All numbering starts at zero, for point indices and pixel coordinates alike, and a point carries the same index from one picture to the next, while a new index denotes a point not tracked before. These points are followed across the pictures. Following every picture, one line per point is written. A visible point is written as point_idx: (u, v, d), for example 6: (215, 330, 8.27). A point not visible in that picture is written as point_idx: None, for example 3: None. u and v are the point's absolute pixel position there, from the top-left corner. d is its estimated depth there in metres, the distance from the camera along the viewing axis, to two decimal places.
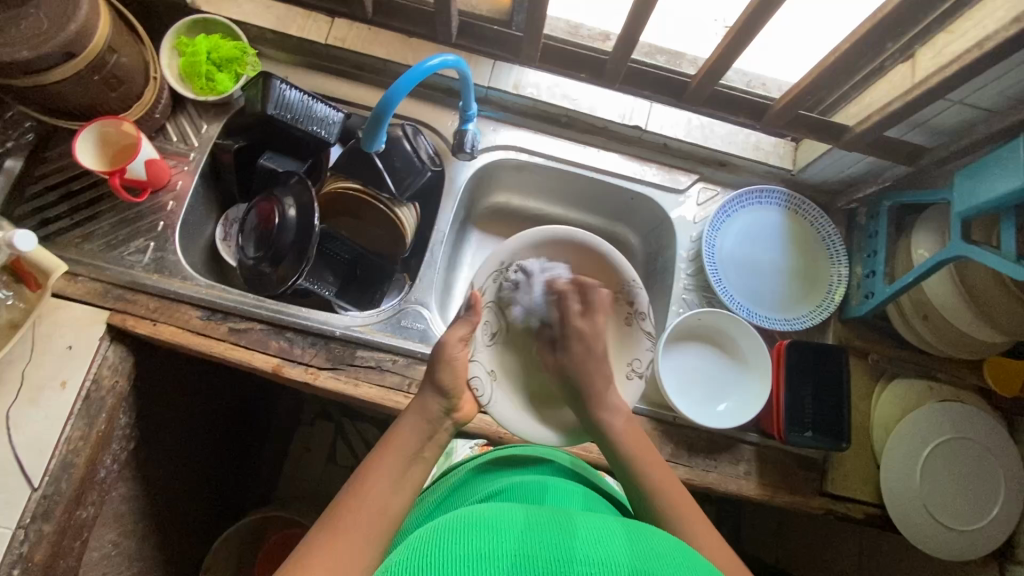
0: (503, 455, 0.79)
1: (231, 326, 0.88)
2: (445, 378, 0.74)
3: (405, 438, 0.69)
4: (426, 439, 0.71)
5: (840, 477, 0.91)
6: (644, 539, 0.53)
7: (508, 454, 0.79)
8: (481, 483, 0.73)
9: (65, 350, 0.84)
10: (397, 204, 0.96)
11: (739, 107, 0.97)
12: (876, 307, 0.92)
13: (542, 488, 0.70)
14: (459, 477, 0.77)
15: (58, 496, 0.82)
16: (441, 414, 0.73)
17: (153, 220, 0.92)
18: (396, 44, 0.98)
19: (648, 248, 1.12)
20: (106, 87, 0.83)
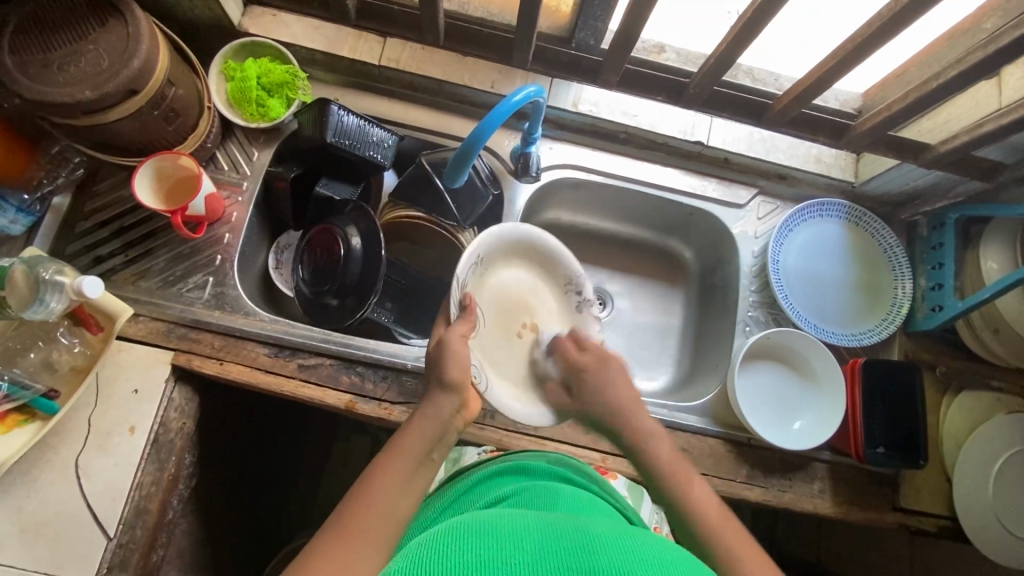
0: (515, 463, 0.76)
1: (300, 363, 0.86)
2: (452, 372, 0.70)
3: (416, 441, 0.66)
4: (436, 442, 0.67)
5: (912, 491, 0.92)
6: (619, 538, 0.52)
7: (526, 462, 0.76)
8: (496, 486, 0.71)
9: (131, 395, 0.82)
10: (460, 229, 0.94)
11: (819, 128, 0.95)
12: (947, 320, 0.91)
13: (554, 492, 0.67)
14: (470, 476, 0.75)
15: (133, 544, 0.80)
16: (452, 415, 0.70)
17: (210, 254, 0.90)
18: (452, 64, 0.95)
19: (703, 261, 1.11)
20: (164, 121, 0.80)
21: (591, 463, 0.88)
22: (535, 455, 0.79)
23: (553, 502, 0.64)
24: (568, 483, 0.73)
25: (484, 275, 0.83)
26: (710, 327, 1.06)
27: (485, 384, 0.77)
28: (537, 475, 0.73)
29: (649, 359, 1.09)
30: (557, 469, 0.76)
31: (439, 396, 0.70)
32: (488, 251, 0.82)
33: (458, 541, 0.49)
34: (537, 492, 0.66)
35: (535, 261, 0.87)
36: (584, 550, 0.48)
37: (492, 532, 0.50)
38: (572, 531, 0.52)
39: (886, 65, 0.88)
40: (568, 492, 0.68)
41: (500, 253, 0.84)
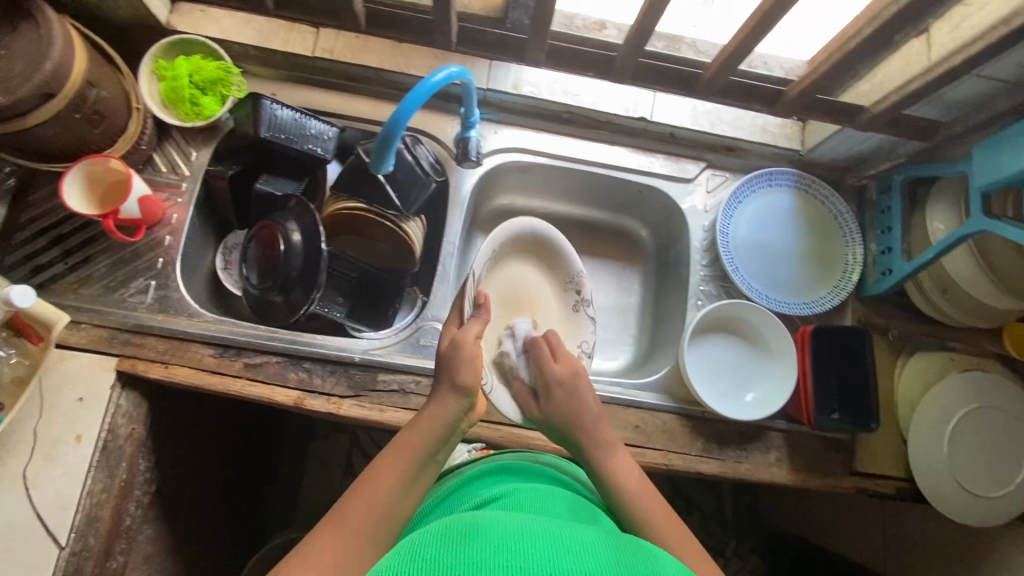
0: (504, 463, 0.75)
1: (247, 361, 0.85)
2: (468, 377, 0.70)
3: (417, 442, 0.66)
4: (439, 442, 0.68)
5: (869, 455, 0.92)
6: (611, 543, 0.52)
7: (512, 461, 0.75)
8: (480, 484, 0.70)
9: (76, 403, 0.82)
10: (404, 219, 0.93)
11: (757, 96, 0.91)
12: (896, 283, 0.91)
13: (539, 493, 0.66)
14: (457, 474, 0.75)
15: (87, 551, 0.80)
16: (461, 413, 0.69)
17: (151, 258, 0.89)
18: (387, 52, 0.94)
19: (658, 239, 1.11)
20: (88, 124, 0.79)
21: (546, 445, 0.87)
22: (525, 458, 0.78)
23: (534, 502, 0.64)
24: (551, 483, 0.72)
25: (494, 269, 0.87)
26: (666, 305, 1.06)
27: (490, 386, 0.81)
28: (522, 474, 0.72)
29: (609, 340, 1.09)
30: (539, 468, 0.75)
31: (447, 395, 0.69)
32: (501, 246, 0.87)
33: (457, 543, 0.48)
34: (518, 490, 0.66)
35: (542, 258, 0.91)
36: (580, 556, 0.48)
37: (488, 530, 0.50)
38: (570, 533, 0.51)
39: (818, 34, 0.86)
40: (552, 492, 0.68)
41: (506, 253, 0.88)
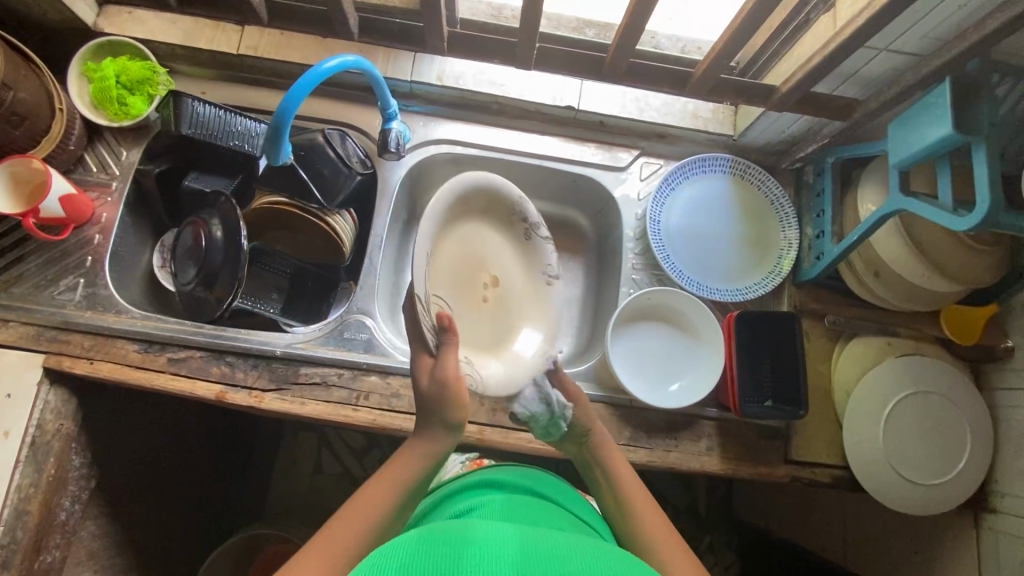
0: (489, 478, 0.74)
1: (170, 356, 0.86)
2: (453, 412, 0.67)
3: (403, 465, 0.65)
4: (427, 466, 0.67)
5: (804, 443, 0.90)
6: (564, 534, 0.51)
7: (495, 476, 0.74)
8: (458, 498, 0.70)
9: (3, 400, 0.83)
10: (329, 212, 0.93)
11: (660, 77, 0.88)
12: (826, 268, 0.89)
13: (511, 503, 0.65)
14: (445, 488, 0.74)
15: (15, 544, 0.82)
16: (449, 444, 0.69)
17: (81, 256, 0.90)
18: (310, 47, 0.94)
19: (598, 228, 1.10)
20: (7, 125, 0.80)
21: (468, 436, 0.86)
22: (518, 473, 0.76)
23: (511, 512, 0.62)
24: (533, 495, 0.71)
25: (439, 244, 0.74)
26: (605, 295, 1.05)
27: (479, 381, 0.75)
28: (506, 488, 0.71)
29: None
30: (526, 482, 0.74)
31: (438, 431, 0.68)
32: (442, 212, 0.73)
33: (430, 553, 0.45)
34: (495, 503, 0.65)
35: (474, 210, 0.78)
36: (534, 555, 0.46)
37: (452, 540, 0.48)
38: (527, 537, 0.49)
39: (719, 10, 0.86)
40: (531, 503, 0.67)
41: (456, 210, 0.76)
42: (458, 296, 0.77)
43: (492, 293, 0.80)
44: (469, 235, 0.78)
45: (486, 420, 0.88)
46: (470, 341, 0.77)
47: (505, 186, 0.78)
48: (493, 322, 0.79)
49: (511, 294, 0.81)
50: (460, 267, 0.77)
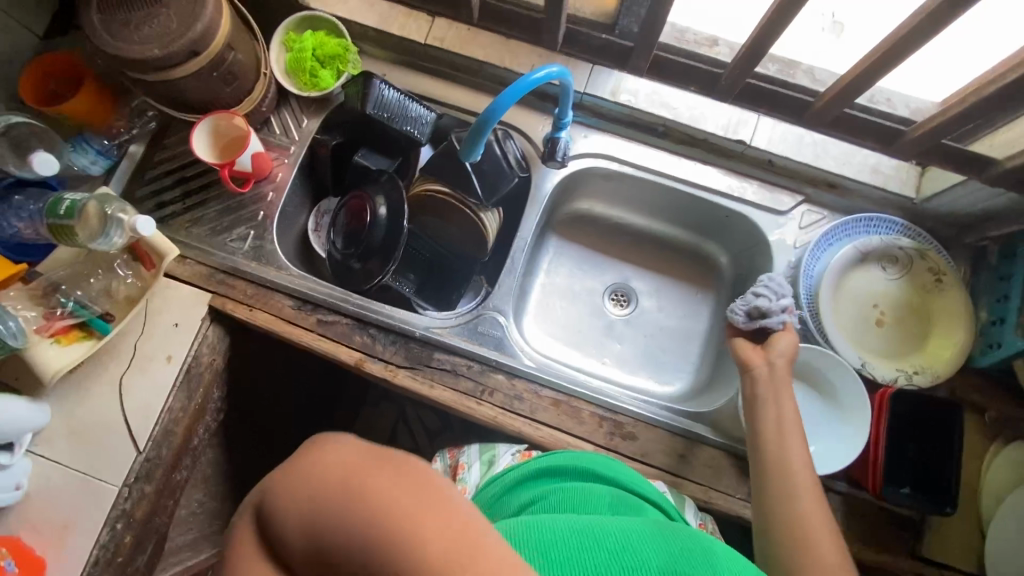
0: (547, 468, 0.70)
1: (320, 318, 0.91)
2: None
3: None
4: None
5: (936, 541, 0.84)
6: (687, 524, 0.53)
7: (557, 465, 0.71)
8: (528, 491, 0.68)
9: (172, 327, 0.91)
10: (483, 209, 0.96)
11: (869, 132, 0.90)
12: (1003, 359, 0.83)
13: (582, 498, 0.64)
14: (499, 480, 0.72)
15: (158, 460, 0.89)
16: None
17: (254, 210, 0.97)
18: (495, 47, 0.98)
19: (737, 269, 1.06)
20: (222, 82, 0.88)
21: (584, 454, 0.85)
22: (577, 459, 0.72)
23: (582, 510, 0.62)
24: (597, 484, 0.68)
25: (909, 277, 0.92)
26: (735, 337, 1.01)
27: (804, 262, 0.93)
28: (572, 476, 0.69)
29: (666, 363, 1.06)
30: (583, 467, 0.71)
31: None
32: (948, 288, 0.89)
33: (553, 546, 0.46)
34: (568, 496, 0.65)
35: (941, 318, 0.89)
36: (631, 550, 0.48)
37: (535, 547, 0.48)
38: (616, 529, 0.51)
39: (950, 73, 0.81)
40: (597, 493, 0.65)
41: (943, 302, 0.90)
42: (881, 291, 0.93)
43: (879, 313, 0.92)
44: (922, 305, 0.92)
45: (602, 441, 0.86)
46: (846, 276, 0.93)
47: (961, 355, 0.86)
48: (861, 305, 0.93)
49: (868, 338, 0.91)
50: (893, 297, 0.93)
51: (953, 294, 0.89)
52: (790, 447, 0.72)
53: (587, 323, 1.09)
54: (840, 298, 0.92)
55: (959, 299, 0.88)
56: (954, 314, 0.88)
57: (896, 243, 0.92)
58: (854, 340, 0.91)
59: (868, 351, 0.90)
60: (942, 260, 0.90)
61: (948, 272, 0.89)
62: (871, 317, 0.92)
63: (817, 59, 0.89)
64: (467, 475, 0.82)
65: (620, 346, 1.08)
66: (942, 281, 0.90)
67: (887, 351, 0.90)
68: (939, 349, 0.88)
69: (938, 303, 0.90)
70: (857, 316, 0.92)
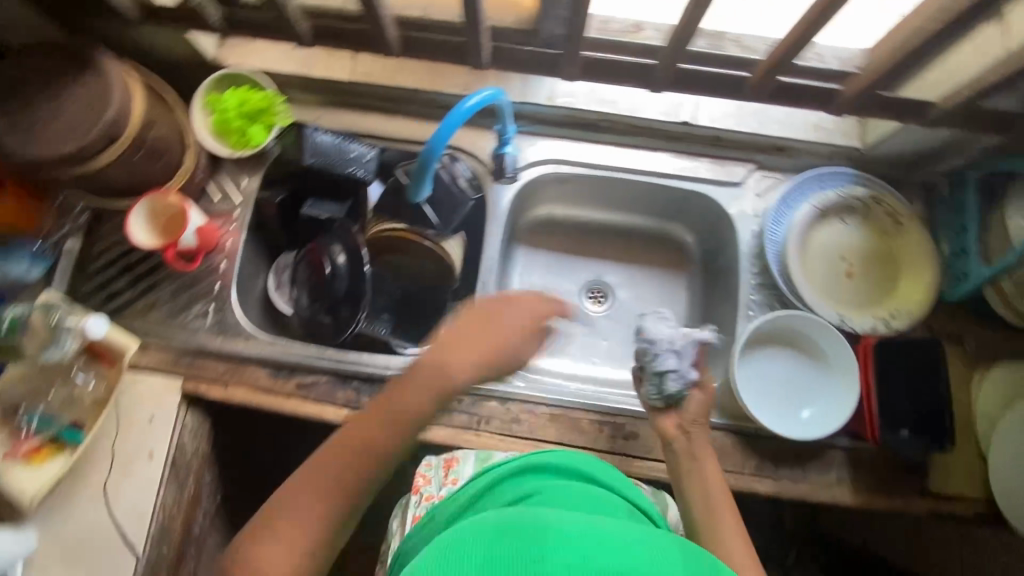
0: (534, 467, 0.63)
1: (299, 381, 0.89)
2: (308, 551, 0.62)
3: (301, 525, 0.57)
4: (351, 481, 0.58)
5: (943, 476, 0.86)
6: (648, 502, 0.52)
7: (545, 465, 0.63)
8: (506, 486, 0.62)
9: (147, 422, 0.87)
10: (443, 238, 0.94)
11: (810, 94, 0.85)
12: (972, 289, 0.85)
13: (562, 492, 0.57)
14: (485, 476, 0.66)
15: (160, 560, 0.86)
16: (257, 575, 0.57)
17: (209, 283, 0.94)
18: (423, 72, 0.96)
19: (705, 245, 1.06)
20: (149, 162, 0.84)
21: None
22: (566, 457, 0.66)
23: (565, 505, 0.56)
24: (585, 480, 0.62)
25: (869, 224, 0.94)
26: (715, 313, 1.02)
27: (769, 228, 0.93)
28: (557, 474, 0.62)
29: None
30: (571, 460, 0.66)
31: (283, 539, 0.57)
32: (908, 229, 0.91)
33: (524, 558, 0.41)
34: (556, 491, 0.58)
35: (906, 260, 0.91)
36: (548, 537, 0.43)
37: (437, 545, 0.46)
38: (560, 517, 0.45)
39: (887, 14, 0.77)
40: (582, 489, 0.58)
41: (905, 244, 0.92)
42: (845, 242, 0.94)
43: (847, 264, 0.93)
44: (886, 250, 0.93)
45: (606, 446, 0.86)
46: (810, 234, 0.94)
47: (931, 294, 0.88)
48: (829, 260, 0.93)
49: (841, 291, 0.92)
50: (858, 247, 0.94)
51: (914, 235, 0.91)
52: (714, 481, 0.68)
53: (570, 327, 1.08)
54: (809, 257, 0.93)
55: (920, 239, 0.90)
56: (918, 255, 0.90)
57: (852, 194, 0.93)
58: (829, 296, 0.92)
59: (843, 305, 0.91)
60: (898, 204, 0.92)
61: (905, 214, 0.92)
62: (840, 270, 0.93)
63: (748, 27, 0.83)
64: (460, 468, 0.78)
65: (607, 343, 1.07)
66: (901, 223, 0.92)
67: (862, 301, 0.92)
68: (909, 290, 0.90)
69: (900, 245, 0.92)
70: (828, 272, 0.93)
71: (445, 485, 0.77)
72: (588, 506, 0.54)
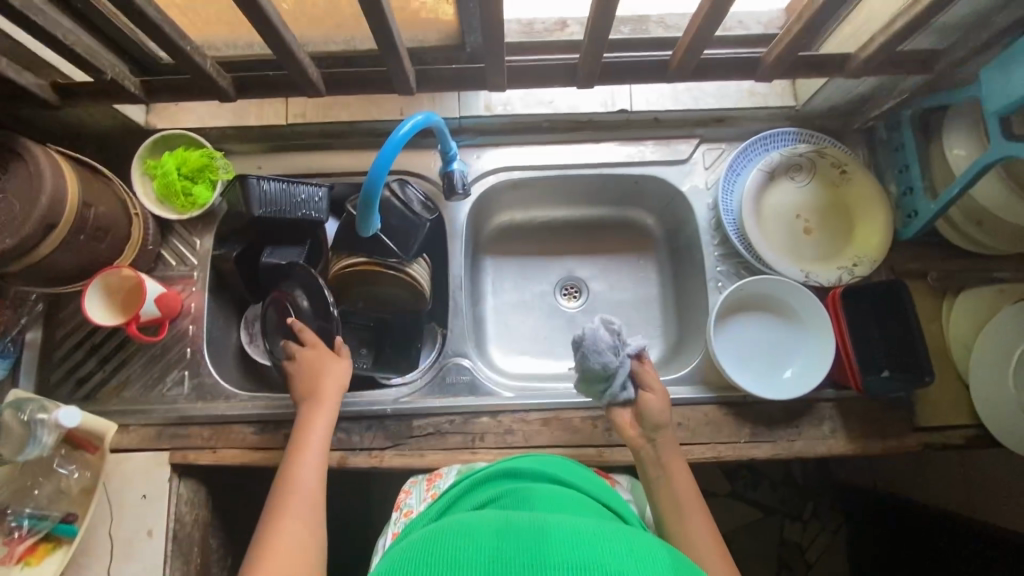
0: (507, 467, 0.67)
1: (286, 432, 0.88)
2: None
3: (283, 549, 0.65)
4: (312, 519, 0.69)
5: (929, 409, 0.87)
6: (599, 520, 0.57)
7: (523, 466, 0.67)
8: (481, 489, 0.65)
9: (140, 500, 0.86)
10: (407, 263, 0.94)
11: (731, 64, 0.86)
12: (924, 225, 0.87)
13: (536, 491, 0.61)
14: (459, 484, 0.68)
15: None
16: None
17: (180, 349, 0.92)
18: (358, 104, 0.97)
19: (666, 224, 1.08)
20: (95, 241, 0.82)
21: (589, 460, 0.85)
22: (538, 461, 0.70)
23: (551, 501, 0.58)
24: (555, 482, 0.65)
25: (817, 177, 0.95)
26: (687, 289, 1.03)
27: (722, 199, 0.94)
28: (531, 475, 0.65)
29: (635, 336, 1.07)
30: (549, 468, 0.68)
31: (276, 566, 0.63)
32: (855, 176, 0.93)
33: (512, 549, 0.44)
34: (531, 488, 0.61)
35: (858, 206, 0.93)
36: (546, 539, 0.45)
37: (432, 546, 0.46)
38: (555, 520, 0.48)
39: None
40: (553, 491, 0.61)
41: (855, 191, 0.93)
42: (797, 200, 0.95)
43: (803, 221, 0.95)
44: (838, 199, 0.95)
45: (602, 440, 0.86)
46: (763, 198, 0.95)
47: (888, 235, 0.90)
48: (784, 220, 0.95)
49: (801, 249, 0.94)
50: (811, 201, 0.95)
51: (861, 181, 0.93)
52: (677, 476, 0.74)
53: (550, 328, 1.08)
54: (764, 221, 0.94)
55: (868, 184, 0.92)
56: (869, 201, 0.92)
57: (796, 151, 0.94)
58: (791, 255, 0.94)
59: (806, 261, 0.93)
60: (841, 152, 0.94)
61: (850, 161, 0.93)
62: (797, 227, 0.95)
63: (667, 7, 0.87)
64: (442, 482, 0.78)
65: None
66: (847, 171, 0.94)
67: (823, 254, 0.93)
68: (866, 236, 0.92)
69: (850, 193, 0.94)
70: (785, 232, 0.95)
71: (424, 499, 0.77)
72: (559, 507, 0.57)
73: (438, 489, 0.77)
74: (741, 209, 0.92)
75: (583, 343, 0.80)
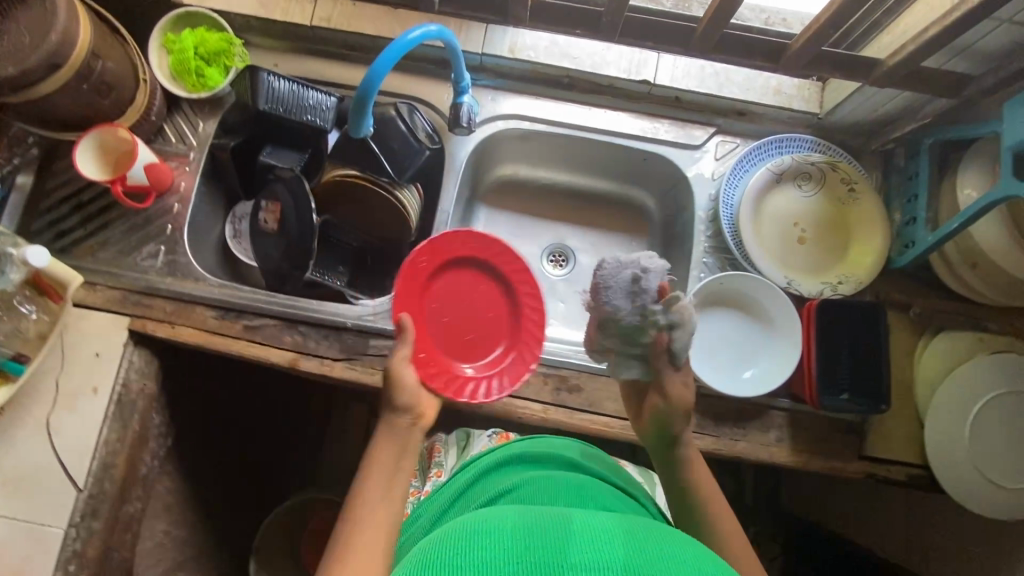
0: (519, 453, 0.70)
1: (246, 323, 0.89)
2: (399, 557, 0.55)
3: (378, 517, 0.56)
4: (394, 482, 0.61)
5: (881, 440, 0.86)
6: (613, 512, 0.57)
7: (534, 452, 0.70)
8: (494, 474, 0.67)
9: (93, 358, 0.87)
10: (398, 186, 0.92)
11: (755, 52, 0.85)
12: (917, 257, 0.86)
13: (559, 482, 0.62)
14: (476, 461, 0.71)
15: (102, 495, 0.86)
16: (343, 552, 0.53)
17: (161, 223, 0.93)
18: (383, 19, 0.95)
19: (665, 210, 1.07)
20: (97, 94, 0.83)
21: (531, 415, 0.85)
22: (547, 446, 0.73)
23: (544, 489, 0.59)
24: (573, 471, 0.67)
25: (824, 189, 0.94)
26: None
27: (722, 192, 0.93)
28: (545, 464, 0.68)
29: None
30: (564, 459, 0.70)
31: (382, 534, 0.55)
32: (862, 196, 0.91)
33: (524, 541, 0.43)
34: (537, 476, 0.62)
35: (858, 226, 0.92)
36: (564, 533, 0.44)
37: (443, 544, 0.44)
38: (565, 514, 0.46)
39: None
40: (569, 482, 0.62)
41: (859, 210, 0.92)
42: (799, 207, 0.94)
43: (799, 229, 0.93)
44: (840, 216, 0.93)
45: (548, 399, 0.87)
46: (764, 199, 0.93)
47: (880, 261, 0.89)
48: (782, 225, 0.93)
49: (792, 257, 0.93)
50: (812, 211, 0.94)
51: (867, 202, 0.91)
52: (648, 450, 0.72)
53: None
54: (761, 223, 0.93)
55: (873, 206, 0.90)
56: (870, 223, 0.90)
57: (808, 159, 0.93)
58: (780, 262, 0.92)
59: (794, 271, 0.92)
60: (854, 168, 0.92)
61: (859, 179, 0.91)
62: (792, 235, 0.93)
63: None
64: (444, 460, 0.86)
65: (564, 304, 1.07)
66: (855, 190, 0.92)
67: (812, 267, 0.92)
68: (859, 257, 0.90)
69: (853, 212, 0.92)
70: (779, 238, 0.93)
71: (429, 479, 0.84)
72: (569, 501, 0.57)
73: (441, 467, 0.85)
74: (739, 207, 0.91)
75: (601, 271, 0.71)
